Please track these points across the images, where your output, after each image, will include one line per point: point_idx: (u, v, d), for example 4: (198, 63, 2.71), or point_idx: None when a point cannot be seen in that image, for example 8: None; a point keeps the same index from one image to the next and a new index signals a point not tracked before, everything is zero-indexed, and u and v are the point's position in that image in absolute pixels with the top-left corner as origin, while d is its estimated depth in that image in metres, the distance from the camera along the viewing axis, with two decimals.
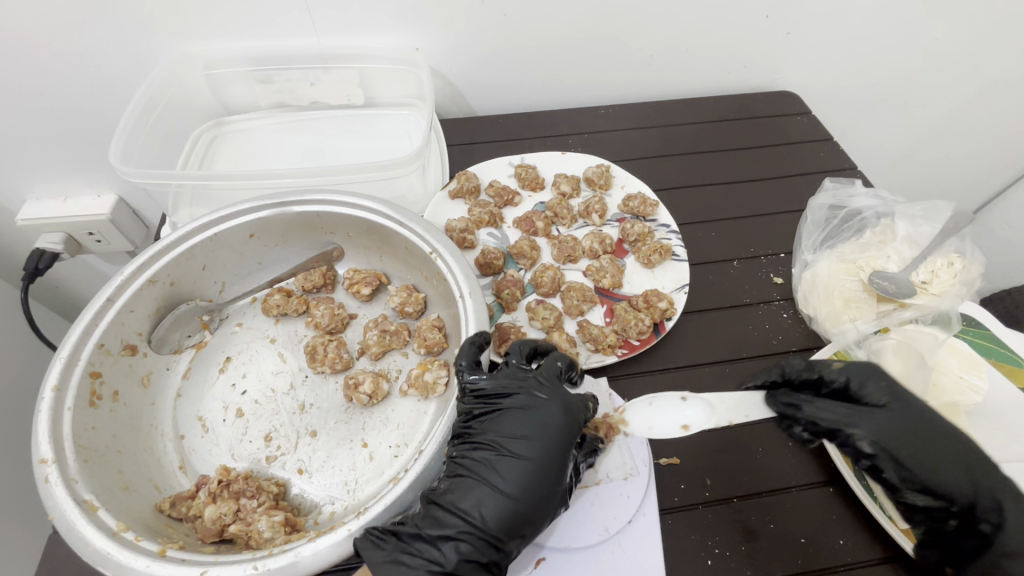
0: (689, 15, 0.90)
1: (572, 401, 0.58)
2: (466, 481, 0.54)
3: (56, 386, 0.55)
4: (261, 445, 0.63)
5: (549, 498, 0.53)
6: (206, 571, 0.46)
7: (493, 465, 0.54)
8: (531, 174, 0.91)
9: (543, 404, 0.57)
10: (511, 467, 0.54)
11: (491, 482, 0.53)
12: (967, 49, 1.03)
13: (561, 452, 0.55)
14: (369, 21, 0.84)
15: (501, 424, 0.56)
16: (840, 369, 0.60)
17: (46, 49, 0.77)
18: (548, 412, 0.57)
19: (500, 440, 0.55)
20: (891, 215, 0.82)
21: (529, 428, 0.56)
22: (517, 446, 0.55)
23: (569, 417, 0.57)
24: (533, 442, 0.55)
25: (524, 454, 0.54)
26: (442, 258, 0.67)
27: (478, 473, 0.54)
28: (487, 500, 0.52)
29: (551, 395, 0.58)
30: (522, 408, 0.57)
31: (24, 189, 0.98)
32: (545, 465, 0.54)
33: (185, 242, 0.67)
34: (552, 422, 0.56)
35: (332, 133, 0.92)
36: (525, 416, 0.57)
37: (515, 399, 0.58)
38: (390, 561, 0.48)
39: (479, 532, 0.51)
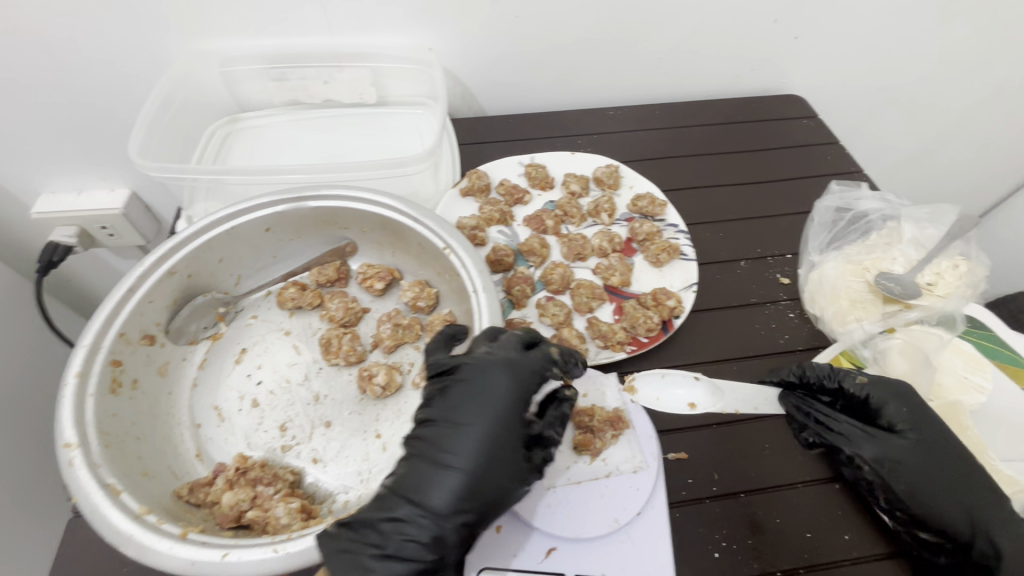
0: (698, 18, 0.91)
1: (522, 374, 0.55)
2: (414, 460, 0.52)
3: (79, 373, 0.56)
4: (277, 435, 0.64)
5: (500, 475, 0.51)
6: (228, 553, 0.48)
7: (440, 442, 0.52)
8: (541, 173, 0.92)
9: (493, 375, 0.55)
10: (457, 443, 0.52)
11: (437, 460, 0.51)
12: (973, 54, 1.04)
13: (509, 426, 0.53)
14: (383, 20, 0.85)
15: (449, 400, 0.54)
16: (863, 386, 0.64)
17: (66, 45, 0.79)
18: (497, 384, 0.54)
19: (449, 416, 0.53)
20: (896, 218, 0.83)
21: (475, 401, 0.54)
22: (465, 420, 0.53)
23: (518, 386, 0.55)
24: (480, 416, 0.53)
25: (472, 428, 0.52)
26: (456, 254, 0.68)
27: (426, 452, 0.52)
28: (433, 478, 0.50)
29: (501, 365, 0.55)
30: (468, 381, 0.55)
31: (39, 183, 0.99)
32: (494, 441, 0.52)
33: (203, 234, 0.68)
34: (499, 397, 0.53)
35: (344, 130, 0.93)
36: (471, 389, 0.54)
37: (465, 372, 0.55)
38: (340, 551, 0.47)
39: (427, 512, 0.49)
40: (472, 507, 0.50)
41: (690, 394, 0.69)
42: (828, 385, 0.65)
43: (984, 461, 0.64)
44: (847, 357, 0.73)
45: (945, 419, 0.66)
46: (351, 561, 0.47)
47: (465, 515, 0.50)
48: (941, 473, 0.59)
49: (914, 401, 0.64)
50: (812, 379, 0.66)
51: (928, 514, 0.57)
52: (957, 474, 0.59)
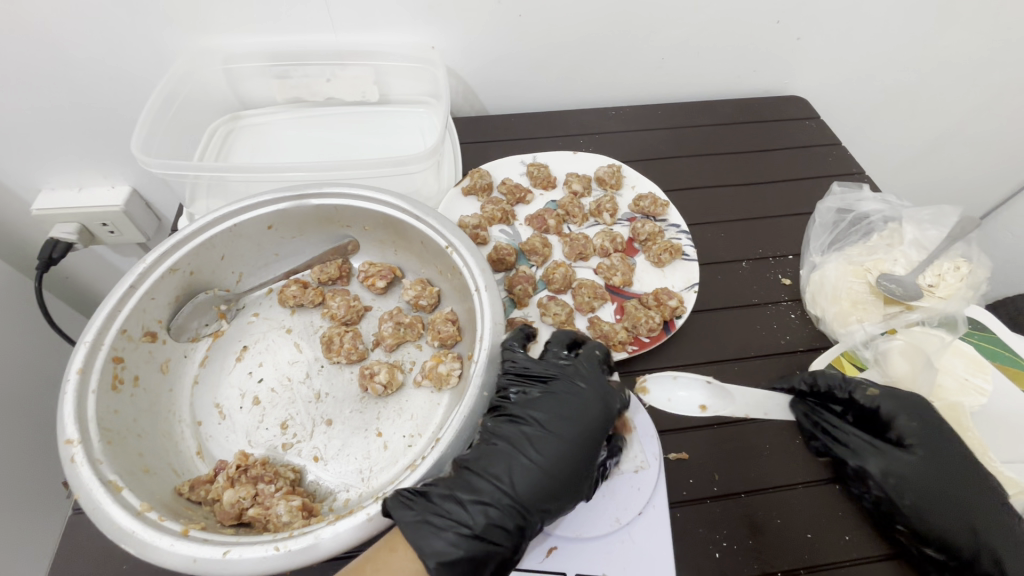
0: (701, 18, 0.91)
1: (611, 393, 0.61)
2: (504, 449, 0.56)
3: (81, 369, 0.56)
4: (278, 432, 0.64)
5: (578, 481, 0.56)
6: (229, 551, 0.47)
7: (533, 438, 0.57)
8: (543, 172, 0.92)
9: (588, 391, 0.60)
10: (550, 444, 0.57)
11: (529, 454, 0.56)
12: (975, 56, 1.04)
13: (595, 438, 0.58)
14: (386, 18, 0.85)
15: (542, 404, 0.59)
16: (875, 397, 0.65)
17: (67, 41, 0.79)
18: (592, 399, 0.60)
19: (541, 417, 0.58)
20: (898, 219, 0.83)
21: (573, 410, 0.59)
22: (554, 424, 0.58)
23: (613, 406, 0.60)
24: (573, 424, 0.58)
25: (563, 433, 0.58)
26: (458, 253, 0.68)
27: (513, 445, 0.57)
28: (522, 470, 0.55)
29: (591, 382, 0.61)
30: (564, 392, 0.60)
31: (39, 179, 0.99)
32: (581, 447, 0.57)
33: (205, 232, 0.68)
34: (592, 410, 0.59)
35: (346, 128, 0.93)
36: (568, 398, 0.60)
37: (560, 383, 0.61)
38: (420, 521, 0.50)
39: (513, 501, 0.53)
40: (548, 503, 0.55)
41: (702, 395, 0.69)
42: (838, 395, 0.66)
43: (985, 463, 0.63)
44: (848, 359, 0.74)
45: None
46: (435, 534, 0.50)
47: (543, 509, 0.54)
48: (949, 488, 0.60)
49: (926, 416, 0.64)
50: (823, 386, 0.66)
51: (928, 529, 0.58)
52: (965, 491, 0.60)
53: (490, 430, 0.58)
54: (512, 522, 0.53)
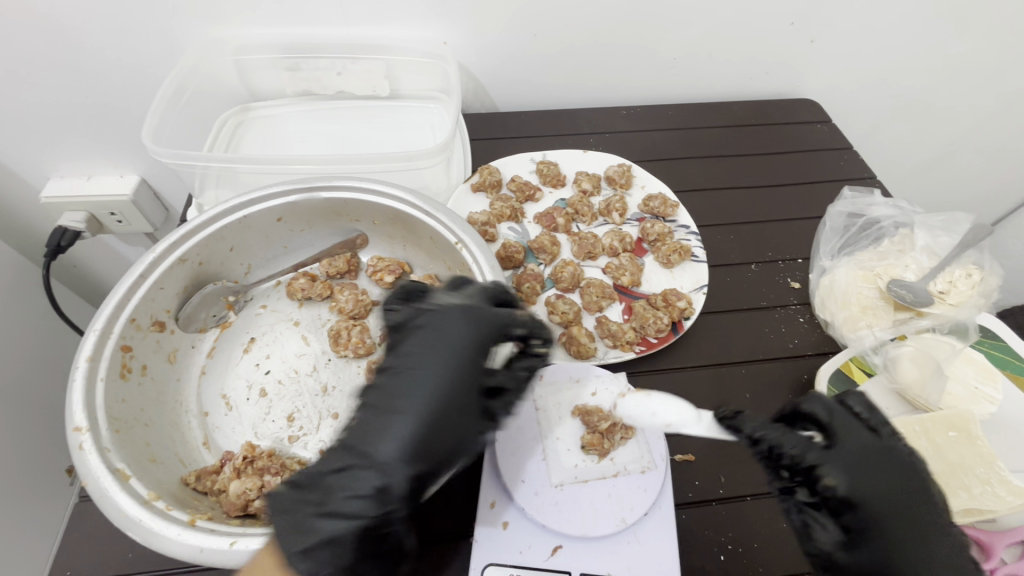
0: (714, 19, 0.91)
1: (480, 313, 0.52)
2: (370, 408, 0.49)
3: (90, 357, 0.56)
4: (285, 425, 0.64)
5: (454, 424, 0.48)
6: (235, 542, 0.47)
7: (393, 386, 0.49)
8: (553, 170, 0.92)
9: (457, 321, 0.51)
10: (410, 392, 0.49)
11: (393, 404, 0.48)
12: (988, 63, 1.04)
13: (471, 368, 0.50)
14: (400, 13, 0.85)
15: (410, 348, 0.51)
16: (833, 486, 0.47)
17: (80, 29, 0.79)
18: (456, 328, 0.51)
19: (405, 365, 0.50)
20: (909, 225, 0.83)
21: (437, 346, 0.50)
22: (416, 368, 0.50)
23: (482, 329, 0.51)
24: (438, 361, 0.50)
25: (422, 376, 0.49)
26: (468, 249, 0.67)
27: (377, 404, 0.49)
28: (388, 426, 0.47)
29: (461, 310, 0.52)
30: (429, 326, 0.52)
31: (48, 167, 0.99)
32: (450, 385, 0.49)
33: (215, 223, 0.68)
34: (457, 338, 0.50)
35: (356, 122, 0.92)
36: (428, 332, 0.51)
37: (433, 317, 0.52)
38: (279, 512, 0.45)
39: (371, 466, 0.46)
40: (423, 455, 0.47)
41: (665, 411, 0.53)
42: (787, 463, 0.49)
43: (995, 473, 0.59)
44: (856, 364, 0.73)
45: (955, 429, 0.62)
46: (292, 522, 0.44)
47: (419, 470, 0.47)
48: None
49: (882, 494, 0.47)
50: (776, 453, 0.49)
51: None
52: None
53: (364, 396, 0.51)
54: (381, 487, 0.45)
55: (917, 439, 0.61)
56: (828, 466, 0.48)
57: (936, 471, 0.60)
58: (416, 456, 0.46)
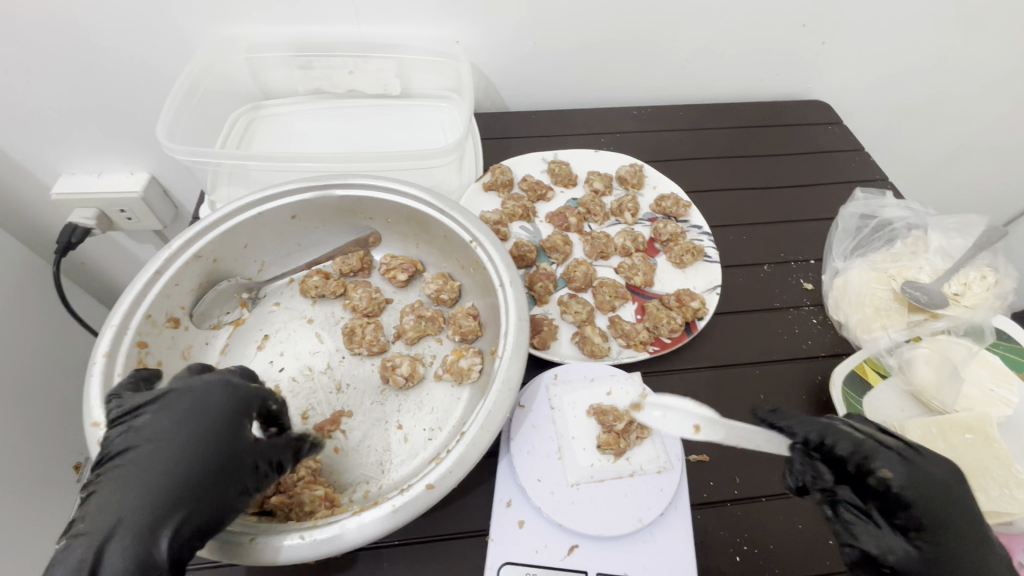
0: (726, 20, 0.91)
1: (237, 388, 0.51)
2: (114, 481, 0.46)
3: (107, 353, 0.56)
4: (299, 422, 0.64)
5: (186, 513, 0.46)
6: (255, 539, 0.48)
7: (141, 458, 0.47)
8: (565, 170, 0.92)
9: (211, 394, 0.50)
10: (156, 465, 0.46)
11: (133, 484, 0.45)
12: (1001, 65, 1.04)
13: (207, 454, 0.48)
14: (412, 12, 0.85)
15: (150, 421, 0.48)
16: (889, 480, 0.52)
17: (94, 27, 0.79)
18: (216, 402, 0.50)
19: (145, 438, 0.48)
20: (923, 226, 0.82)
21: (176, 419, 0.48)
22: (159, 443, 0.47)
23: (223, 408, 0.50)
24: (176, 436, 0.48)
25: (164, 451, 0.47)
26: (482, 247, 0.67)
27: (119, 480, 0.46)
28: (122, 499, 0.45)
29: (212, 384, 0.51)
30: (176, 396, 0.50)
31: (60, 164, 1.00)
32: (183, 472, 0.46)
33: (229, 220, 0.68)
34: (207, 410, 0.49)
35: (368, 120, 0.92)
36: (184, 402, 0.49)
37: (182, 391, 0.50)
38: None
39: (117, 537, 0.44)
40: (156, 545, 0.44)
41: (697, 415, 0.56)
42: (847, 463, 0.53)
43: (1013, 475, 0.59)
44: (871, 366, 0.72)
45: (971, 432, 0.61)
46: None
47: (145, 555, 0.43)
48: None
49: (936, 495, 0.52)
50: (835, 453, 0.53)
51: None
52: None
53: (94, 469, 0.47)
54: (95, 563, 0.43)
55: (935, 441, 0.62)
56: (884, 462, 0.53)
57: None
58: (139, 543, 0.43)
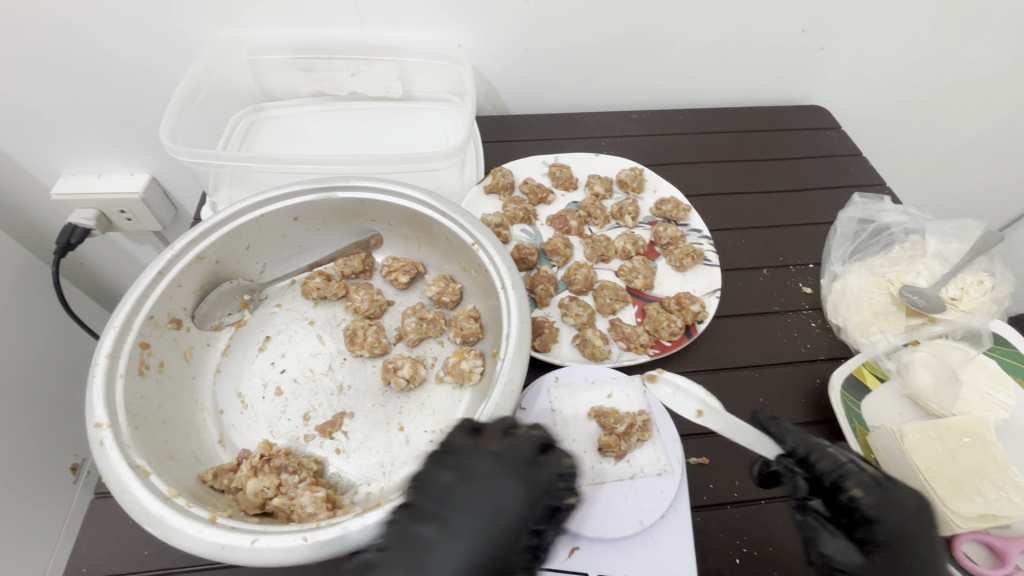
0: (725, 25, 0.92)
1: (535, 477, 0.51)
2: (394, 561, 0.45)
3: (110, 353, 0.56)
4: (300, 424, 0.64)
5: None
6: (257, 539, 0.48)
7: (446, 544, 0.46)
8: (565, 174, 0.92)
9: (495, 473, 0.50)
10: (445, 552, 0.45)
11: (414, 563, 0.45)
12: (997, 71, 1.05)
13: (507, 534, 0.47)
14: (415, 15, 0.85)
15: (462, 495, 0.49)
16: (858, 498, 0.54)
17: (97, 29, 0.79)
18: (512, 485, 0.49)
19: (450, 516, 0.48)
20: (920, 232, 0.84)
21: (479, 500, 0.48)
22: (463, 520, 0.47)
23: (537, 490, 0.50)
24: (480, 521, 0.47)
25: (472, 539, 0.46)
26: (484, 250, 0.68)
27: (411, 552, 0.45)
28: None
29: (510, 469, 0.50)
30: (484, 477, 0.50)
31: (60, 164, 0.99)
32: (491, 550, 0.46)
33: (232, 222, 0.68)
34: (509, 493, 0.49)
35: (369, 123, 0.92)
36: (483, 482, 0.49)
37: (468, 465, 0.50)
38: None
39: None
40: None
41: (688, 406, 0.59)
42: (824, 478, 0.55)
43: (1009, 479, 0.59)
44: (870, 369, 0.72)
45: (969, 435, 0.61)
46: None
47: None
48: None
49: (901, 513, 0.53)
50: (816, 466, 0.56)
51: None
52: None
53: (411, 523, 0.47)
54: None
55: (933, 444, 0.61)
56: (857, 481, 0.54)
57: (951, 476, 0.59)
58: None
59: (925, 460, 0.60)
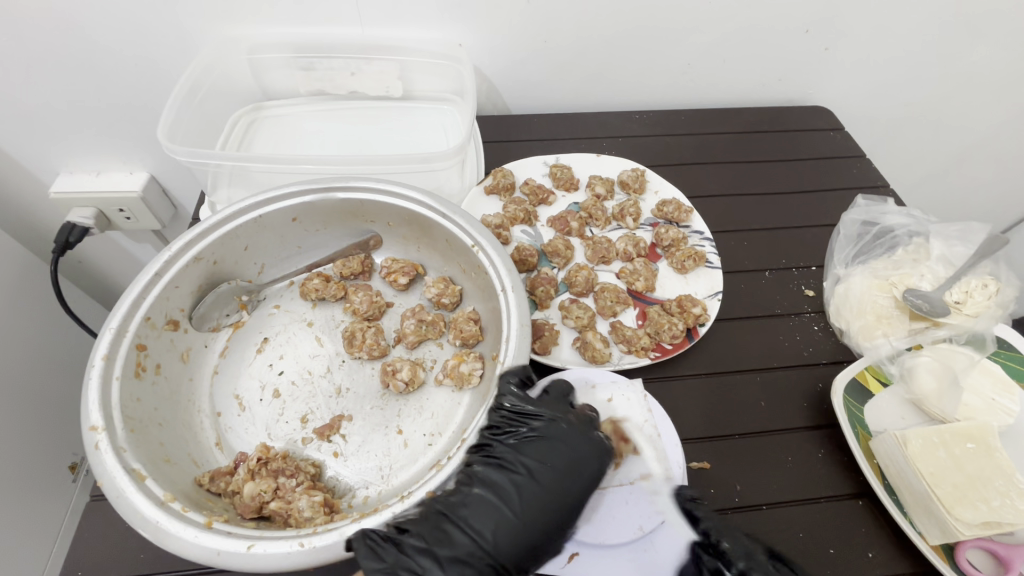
0: (729, 24, 0.91)
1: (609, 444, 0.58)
2: (488, 505, 0.53)
3: (106, 355, 0.56)
4: (298, 427, 0.64)
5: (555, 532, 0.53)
6: (253, 546, 0.47)
7: (534, 493, 0.54)
8: (566, 174, 0.91)
9: (573, 436, 0.57)
10: (534, 501, 0.53)
11: (514, 506, 0.53)
12: (1002, 72, 1.04)
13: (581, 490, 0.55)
14: (415, 14, 0.85)
15: (536, 449, 0.56)
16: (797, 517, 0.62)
17: (95, 27, 0.79)
18: (591, 450, 0.56)
19: (533, 466, 0.55)
20: (923, 234, 0.83)
21: (566, 463, 0.55)
22: (548, 477, 0.55)
23: (607, 453, 0.58)
24: (562, 479, 0.55)
25: (558, 491, 0.54)
26: (484, 252, 0.67)
27: (501, 496, 0.53)
28: (506, 526, 0.52)
29: (592, 437, 0.57)
30: (565, 436, 0.57)
31: (56, 162, 0.99)
32: (568, 504, 0.54)
33: (230, 222, 0.67)
34: (586, 459, 0.56)
35: (369, 123, 0.91)
36: (563, 441, 0.57)
37: (554, 424, 0.57)
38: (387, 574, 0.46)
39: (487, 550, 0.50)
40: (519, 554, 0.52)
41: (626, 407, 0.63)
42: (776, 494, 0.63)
43: (1013, 486, 0.58)
44: (872, 373, 0.72)
45: (972, 441, 0.61)
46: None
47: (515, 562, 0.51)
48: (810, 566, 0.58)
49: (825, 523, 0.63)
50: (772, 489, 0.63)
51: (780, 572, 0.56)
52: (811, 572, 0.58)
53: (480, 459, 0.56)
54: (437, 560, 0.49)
55: (936, 449, 0.60)
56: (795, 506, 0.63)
57: (954, 482, 0.58)
58: (508, 551, 0.51)
59: (929, 466, 0.59)
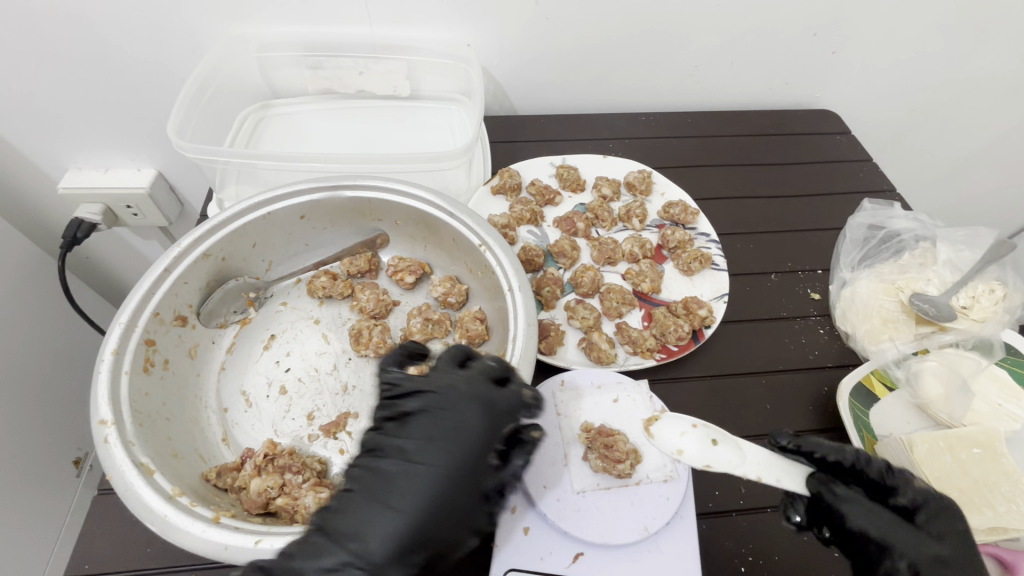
0: (736, 27, 0.91)
1: (494, 399, 0.53)
2: (363, 500, 0.48)
3: (115, 350, 0.56)
4: (305, 423, 0.64)
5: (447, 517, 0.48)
6: (260, 541, 0.47)
7: (411, 476, 0.49)
8: (572, 175, 0.92)
9: (447, 402, 0.52)
10: (409, 485, 0.49)
11: (394, 497, 0.48)
12: (1011, 77, 1.04)
13: (466, 461, 0.50)
14: (425, 14, 0.85)
15: (409, 429, 0.52)
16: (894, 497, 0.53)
17: (107, 25, 0.79)
18: (470, 415, 0.52)
19: (406, 449, 0.51)
20: (930, 239, 0.83)
21: (442, 434, 0.51)
22: (427, 453, 0.50)
23: (495, 415, 0.52)
24: (441, 453, 0.50)
25: (436, 466, 0.49)
26: (491, 251, 0.67)
27: (373, 487, 0.49)
28: (381, 521, 0.47)
29: (471, 399, 0.53)
30: (436, 409, 0.52)
31: (65, 158, 0.99)
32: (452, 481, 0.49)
33: (241, 218, 0.68)
34: (467, 426, 0.52)
35: (376, 121, 0.92)
36: (439, 411, 0.52)
37: (428, 397, 0.53)
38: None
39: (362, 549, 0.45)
40: (410, 552, 0.46)
41: (619, 411, 0.64)
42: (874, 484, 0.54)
43: (1021, 491, 0.58)
44: (877, 377, 0.71)
45: (979, 446, 0.60)
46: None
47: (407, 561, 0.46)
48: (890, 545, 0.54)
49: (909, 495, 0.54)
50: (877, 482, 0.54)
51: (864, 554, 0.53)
52: None
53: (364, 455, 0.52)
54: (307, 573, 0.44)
55: (942, 454, 0.60)
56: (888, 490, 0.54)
57: (960, 487, 0.58)
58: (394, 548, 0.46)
59: (934, 471, 0.59)
